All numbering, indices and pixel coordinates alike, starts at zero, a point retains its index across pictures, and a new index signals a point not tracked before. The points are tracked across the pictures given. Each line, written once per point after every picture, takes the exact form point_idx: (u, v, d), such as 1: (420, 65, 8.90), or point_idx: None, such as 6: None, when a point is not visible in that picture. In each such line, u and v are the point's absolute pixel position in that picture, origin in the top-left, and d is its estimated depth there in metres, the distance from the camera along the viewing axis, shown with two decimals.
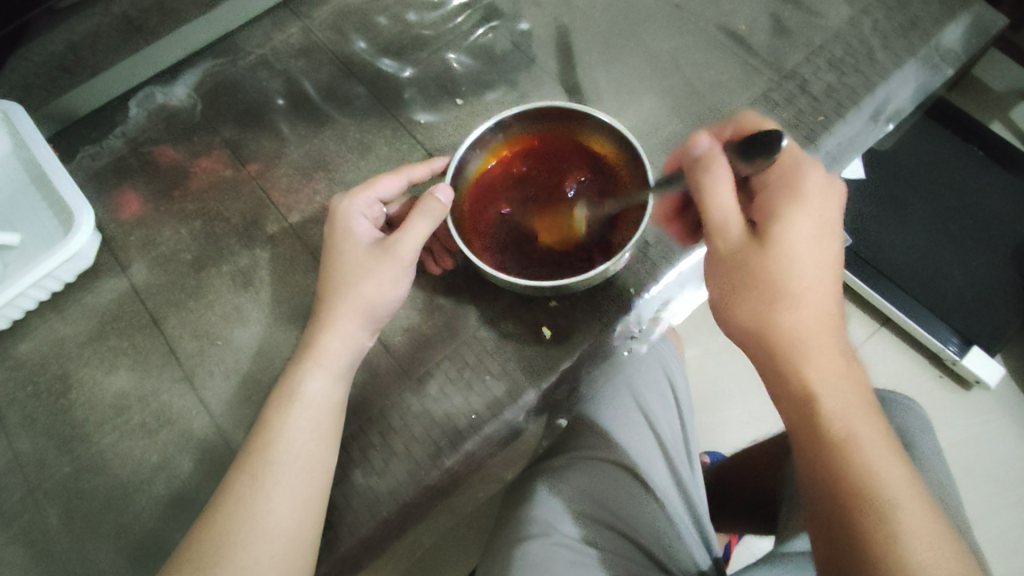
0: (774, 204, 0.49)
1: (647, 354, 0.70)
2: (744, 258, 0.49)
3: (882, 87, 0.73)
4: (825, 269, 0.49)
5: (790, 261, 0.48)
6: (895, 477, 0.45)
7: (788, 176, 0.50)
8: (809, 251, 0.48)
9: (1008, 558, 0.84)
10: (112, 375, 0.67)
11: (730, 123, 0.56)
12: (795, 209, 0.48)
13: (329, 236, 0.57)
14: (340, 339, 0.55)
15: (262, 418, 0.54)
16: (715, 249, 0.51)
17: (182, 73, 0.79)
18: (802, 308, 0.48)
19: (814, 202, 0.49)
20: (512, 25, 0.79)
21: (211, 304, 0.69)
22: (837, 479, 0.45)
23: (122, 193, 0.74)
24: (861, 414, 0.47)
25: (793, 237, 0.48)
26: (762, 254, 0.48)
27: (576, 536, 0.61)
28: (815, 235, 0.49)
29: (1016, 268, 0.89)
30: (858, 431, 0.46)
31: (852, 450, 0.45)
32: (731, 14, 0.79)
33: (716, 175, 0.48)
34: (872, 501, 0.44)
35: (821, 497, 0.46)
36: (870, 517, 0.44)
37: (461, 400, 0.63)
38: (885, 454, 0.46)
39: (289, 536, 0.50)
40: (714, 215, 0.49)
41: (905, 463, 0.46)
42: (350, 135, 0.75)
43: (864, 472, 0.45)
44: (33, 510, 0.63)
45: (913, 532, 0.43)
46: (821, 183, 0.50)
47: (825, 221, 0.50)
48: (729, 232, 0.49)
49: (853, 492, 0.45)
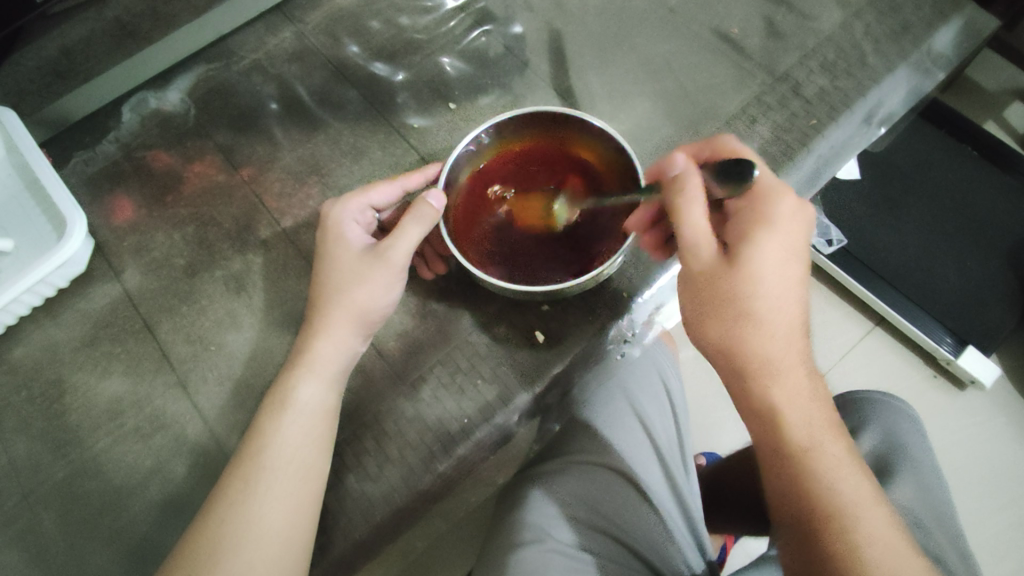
0: (749, 228, 0.49)
1: (641, 358, 0.70)
2: (715, 281, 0.49)
3: (874, 92, 0.73)
4: (793, 290, 0.49)
5: (759, 284, 0.48)
6: (856, 493, 0.47)
7: (763, 200, 0.50)
8: (781, 275, 0.48)
9: (1002, 557, 0.84)
10: (105, 380, 0.67)
11: (706, 145, 0.57)
12: (767, 234, 0.48)
13: (321, 244, 0.57)
14: (333, 346, 0.55)
15: (254, 425, 0.54)
16: (688, 269, 0.50)
17: (175, 79, 0.79)
18: (774, 330, 0.48)
19: (786, 226, 0.49)
20: (505, 29, 0.79)
21: (205, 309, 0.69)
22: (807, 499, 0.47)
23: (115, 198, 0.74)
24: (825, 432, 0.48)
25: (761, 261, 0.48)
26: (733, 277, 0.48)
27: (569, 541, 0.61)
28: (787, 256, 0.49)
29: (1010, 268, 0.89)
30: (823, 449, 0.48)
31: (819, 468, 0.47)
32: (724, 17, 0.79)
33: (689, 199, 0.47)
34: (838, 517, 0.46)
35: (794, 513, 0.48)
36: (834, 534, 0.46)
37: (454, 404, 0.63)
38: (850, 469, 0.48)
39: (281, 543, 0.50)
40: (687, 236, 0.48)
41: (866, 476, 0.48)
42: (343, 139, 0.75)
43: (829, 491, 0.47)
44: (26, 515, 0.63)
45: (876, 543, 0.45)
46: (792, 208, 0.50)
47: (796, 242, 0.49)
48: (702, 254, 0.49)
49: (820, 509, 0.46)
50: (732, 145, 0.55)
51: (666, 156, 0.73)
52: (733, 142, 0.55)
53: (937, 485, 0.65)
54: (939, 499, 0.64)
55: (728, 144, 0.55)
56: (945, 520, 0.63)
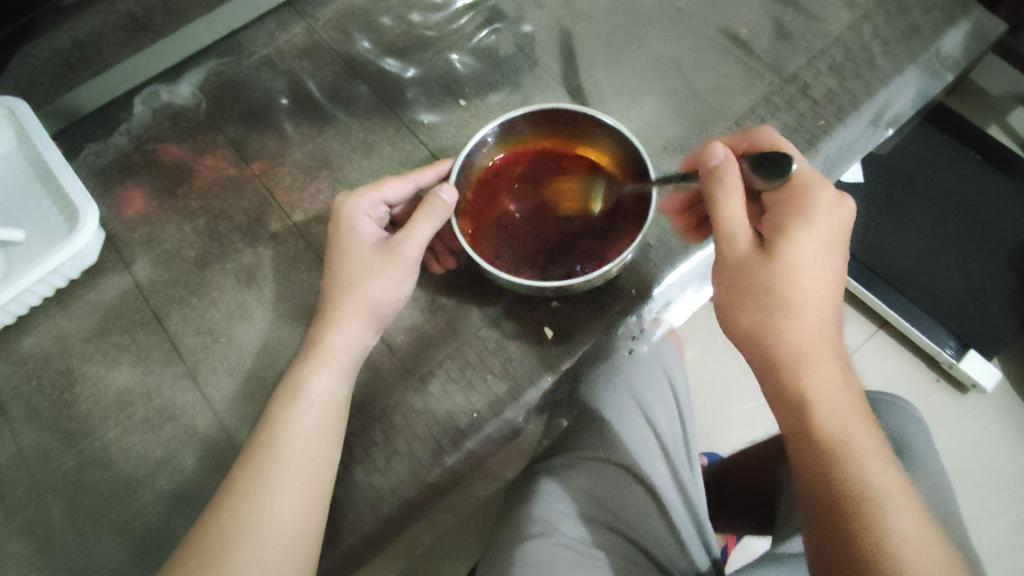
0: (784, 220, 0.50)
1: (647, 356, 0.71)
2: (750, 271, 0.50)
3: (883, 93, 0.74)
4: (828, 285, 0.50)
5: (795, 277, 0.49)
6: (884, 481, 0.47)
7: (801, 192, 0.51)
8: (816, 270, 0.50)
9: (1003, 559, 0.84)
10: (115, 371, 0.67)
11: (745, 137, 0.57)
12: (804, 228, 0.49)
13: (334, 236, 0.57)
14: (345, 338, 0.56)
15: (267, 415, 0.54)
16: (723, 258, 0.52)
17: (186, 73, 0.79)
18: (807, 322, 0.49)
19: (823, 220, 0.50)
20: (515, 28, 0.79)
21: (215, 301, 0.69)
22: (832, 485, 0.48)
23: (126, 190, 0.74)
24: (855, 422, 0.49)
25: (799, 254, 0.49)
26: (769, 270, 0.49)
27: (576, 536, 0.61)
28: (821, 252, 0.50)
29: (1013, 272, 0.90)
30: (852, 438, 0.48)
31: (848, 458, 0.48)
32: (732, 18, 0.79)
33: (728, 185, 0.49)
34: (866, 504, 0.46)
35: (819, 502, 0.48)
36: (859, 519, 0.46)
37: (463, 398, 0.64)
38: (878, 459, 0.48)
39: (293, 532, 0.50)
40: (724, 224, 0.50)
41: (894, 467, 0.49)
42: (354, 135, 0.75)
43: (856, 478, 0.47)
44: (36, 504, 0.63)
45: (903, 531, 0.45)
46: (829, 200, 0.51)
47: (832, 238, 0.50)
48: (738, 243, 0.50)
49: (846, 496, 0.47)
50: (772, 135, 0.55)
51: (675, 155, 0.73)
52: (774, 133, 0.56)
53: (943, 486, 0.66)
54: (944, 498, 0.65)
55: (768, 134, 0.56)
56: (950, 518, 0.63)
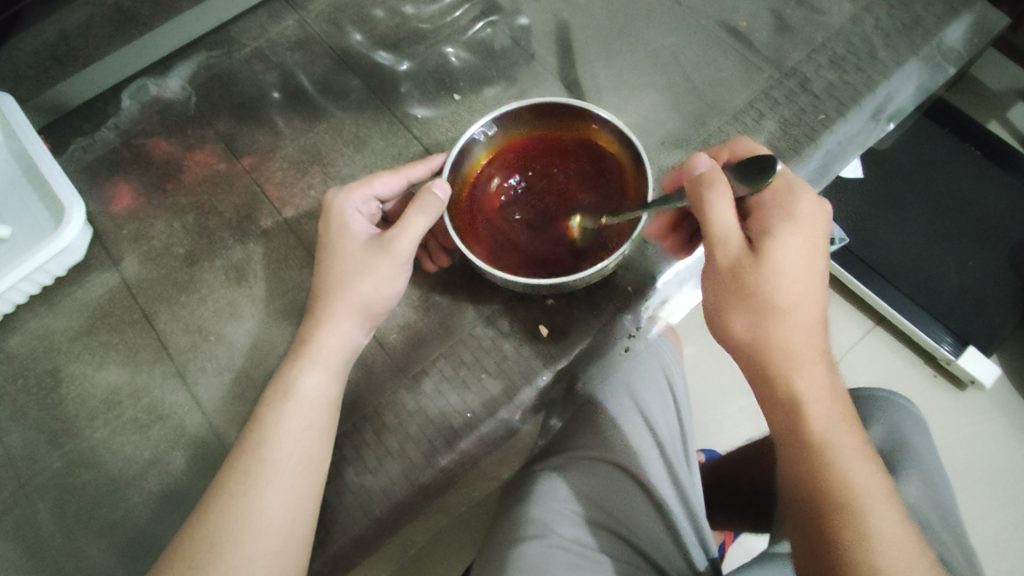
0: (771, 221, 0.49)
1: (644, 353, 0.69)
2: (741, 273, 0.49)
3: (884, 86, 0.73)
4: (817, 287, 0.49)
5: (783, 278, 0.48)
6: (869, 483, 0.46)
7: (783, 197, 0.50)
8: (804, 271, 0.49)
9: (1002, 556, 0.84)
10: (102, 371, 0.66)
11: (725, 147, 0.58)
12: (791, 230, 0.49)
13: (325, 233, 0.56)
14: (336, 336, 0.55)
15: (256, 415, 0.53)
16: (714, 263, 0.50)
17: (176, 65, 0.78)
18: (798, 325, 0.49)
19: (808, 222, 0.49)
20: (511, 20, 0.78)
21: (204, 299, 0.68)
22: (818, 485, 0.47)
23: (114, 186, 0.73)
24: (840, 424, 0.48)
25: (786, 256, 0.48)
26: (759, 271, 0.48)
27: (571, 536, 0.60)
28: (808, 254, 0.49)
29: (1012, 268, 0.89)
30: (837, 440, 0.48)
31: (833, 459, 0.47)
32: (731, 11, 0.78)
33: (715, 197, 0.47)
34: (850, 509, 0.45)
35: (802, 502, 0.48)
36: (842, 522, 0.45)
37: (456, 398, 0.63)
38: (864, 465, 0.47)
39: (281, 536, 0.49)
40: (715, 231, 0.48)
41: (880, 472, 0.48)
42: (346, 129, 0.74)
43: (842, 482, 0.46)
44: (22, 505, 0.62)
45: (886, 534, 0.45)
46: (812, 204, 0.50)
47: (819, 242, 0.50)
48: (730, 246, 0.49)
49: (831, 496, 0.46)
50: (748, 146, 0.56)
51: (673, 151, 0.72)
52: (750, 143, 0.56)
53: (942, 485, 0.65)
54: (942, 497, 0.64)
55: (744, 145, 0.56)
56: (949, 520, 0.62)
